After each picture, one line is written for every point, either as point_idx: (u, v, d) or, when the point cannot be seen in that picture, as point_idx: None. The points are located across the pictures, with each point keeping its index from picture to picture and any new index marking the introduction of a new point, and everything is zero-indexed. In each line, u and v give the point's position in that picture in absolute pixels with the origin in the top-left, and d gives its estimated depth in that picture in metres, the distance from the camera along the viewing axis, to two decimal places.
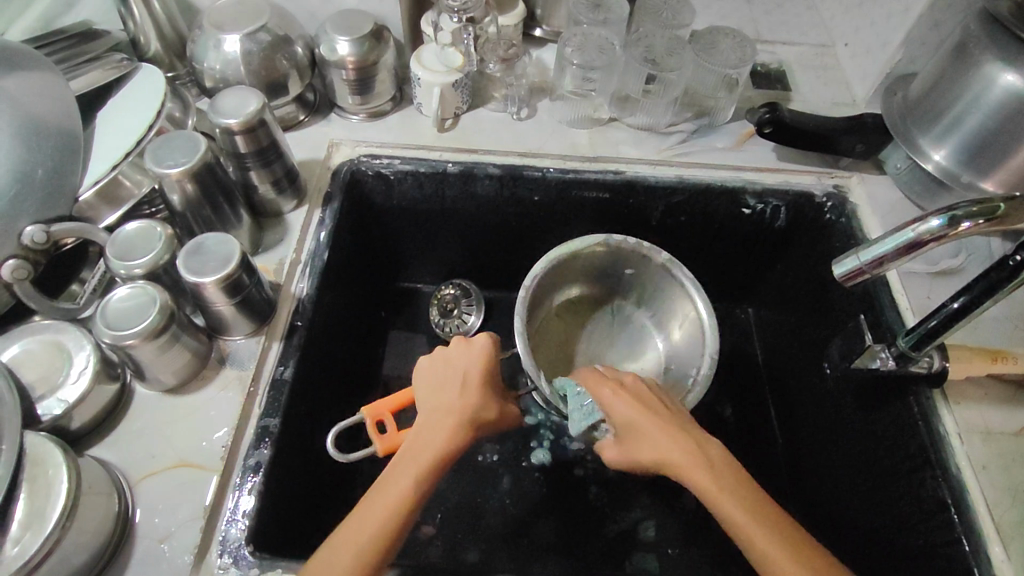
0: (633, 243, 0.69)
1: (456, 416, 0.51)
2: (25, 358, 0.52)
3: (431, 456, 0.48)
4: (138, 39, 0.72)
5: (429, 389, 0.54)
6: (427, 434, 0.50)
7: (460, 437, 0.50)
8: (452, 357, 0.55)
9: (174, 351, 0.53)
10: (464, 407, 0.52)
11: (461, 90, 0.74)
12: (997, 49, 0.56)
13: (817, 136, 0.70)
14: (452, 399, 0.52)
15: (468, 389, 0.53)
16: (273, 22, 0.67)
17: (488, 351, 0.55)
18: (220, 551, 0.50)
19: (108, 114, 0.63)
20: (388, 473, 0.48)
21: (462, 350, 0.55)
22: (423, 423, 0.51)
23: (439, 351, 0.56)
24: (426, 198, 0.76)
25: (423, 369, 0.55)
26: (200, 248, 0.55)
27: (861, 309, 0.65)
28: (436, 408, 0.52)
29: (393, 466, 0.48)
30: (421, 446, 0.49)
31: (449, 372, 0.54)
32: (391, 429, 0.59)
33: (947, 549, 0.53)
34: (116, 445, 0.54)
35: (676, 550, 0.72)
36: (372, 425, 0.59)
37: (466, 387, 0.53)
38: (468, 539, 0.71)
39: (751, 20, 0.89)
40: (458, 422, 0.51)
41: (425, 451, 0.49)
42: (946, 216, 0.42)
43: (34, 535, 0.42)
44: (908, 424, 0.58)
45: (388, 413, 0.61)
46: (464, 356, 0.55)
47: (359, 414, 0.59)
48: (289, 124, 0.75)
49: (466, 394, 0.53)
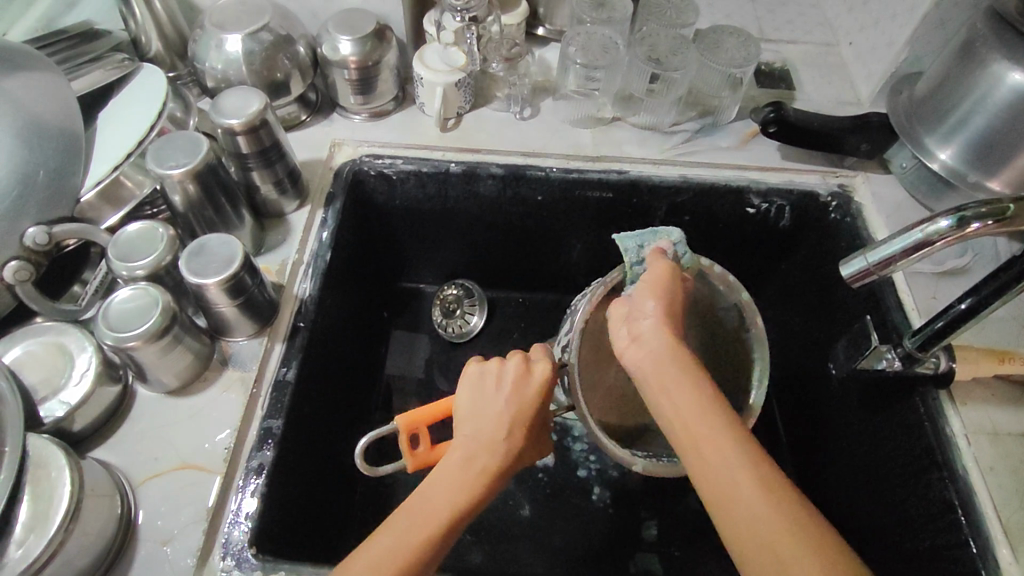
0: (721, 272, 0.60)
1: (492, 458, 0.47)
2: (27, 359, 0.52)
3: (459, 502, 0.44)
4: (140, 39, 0.72)
5: (472, 411, 0.49)
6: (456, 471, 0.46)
7: (493, 482, 0.46)
8: (502, 382, 0.49)
9: (177, 352, 0.53)
10: (505, 446, 0.47)
11: (464, 90, 0.74)
12: (1003, 47, 0.56)
13: (821, 135, 0.70)
14: (492, 436, 0.47)
15: (513, 430, 0.48)
16: (275, 22, 0.67)
17: (545, 383, 0.50)
18: (222, 553, 0.50)
19: (110, 114, 0.62)
20: (407, 508, 0.44)
21: (517, 377, 0.49)
22: (454, 457, 0.47)
23: (491, 371, 0.50)
24: (428, 198, 0.75)
25: (467, 387, 0.50)
26: (202, 248, 0.55)
27: (866, 309, 0.65)
28: (474, 438, 0.47)
29: (416, 501, 0.45)
30: (443, 489, 0.45)
31: (495, 394, 0.49)
32: (424, 445, 0.55)
33: (953, 551, 0.52)
34: (118, 447, 0.54)
35: (680, 551, 0.71)
36: (406, 437, 0.55)
37: (511, 424, 0.48)
38: (471, 540, 0.71)
39: (754, 19, 0.88)
40: (497, 465, 0.47)
41: (455, 492, 0.45)
42: (956, 216, 0.42)
43: (37, 538, 0.42)
44: (915, 425, 0.57)
45: (424, 425, 0.56)
46: (516, 383, 0.49)
47: (392, 424, 0.54)
48: (291, 123, 0.75)
49: (511, 434, 0.47)
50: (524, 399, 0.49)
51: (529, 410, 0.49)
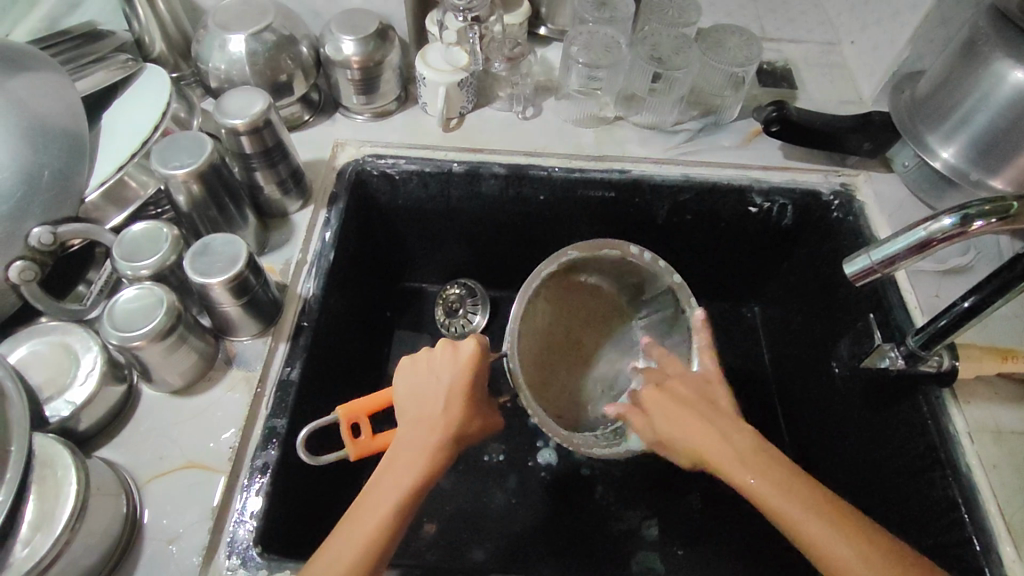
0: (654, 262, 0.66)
1: (435, 432, 0.50)
2: (32, 359, 0.52)
3: (412, 477, 0.47)
4: (143, 40, 0.72)
5: (407, 395, 0.52)
6: (406, 452, 0.49)
7: (442, 453, 0.49)
8: (434, 365, 0.53)
9: (181, 352, 0.53)
10: (445, 421, 0.51)
11: (467, 89, 0.74)
12: (1006, 46, 0.56)
13: (824, 134, 0.70)
14: (433, 412, 0.51)
15: (452, 406, 0.51)
16: (279, 22, 0.67)
17: (474, 361, 0.53)
18: (228, 552, 0.50)
19: (114, 115, 0.63)
20: (368, 492, 0.47)
21: (447, 359, 0.53)
22: (403, 437, 0.50)
23: (422, 357, 0.54)
24: (430, 197, 0.76)
25: (402, 374, 0.54)
26: (207, 248, 0.55)
27: (869, 308, 0.65)
28: (417, 419, 0.51)
29: (375, 483, 0.48)
30: (399, 470, 0.48)
31: (433, 378, 0.53)
32: (367, 433, 0.54)
33: (957, 550, 0.52)
34: (124, 446, 0.54)
35: (683, 550, 0.71)
36: (347, 427, 0.54)
37: (447, 402, 0.51)
38: (475, 539, 0.71)
39: (757, 18, 0.88)
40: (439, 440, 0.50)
41: (409, 468, 0.48)
42: (958, 215, 0.42)
43: (44, 536, 0.42)
44: (918, 424, 0.58)
45: (364, 415, 0.55)
46: (447, 364, 0.53)
47: (332, 414, 0.53)
48: (294, 123, 0.75)
49: (448, 411, 0.51)
50: (456, 378, 0.53)
51: (461, 388, 0.52)
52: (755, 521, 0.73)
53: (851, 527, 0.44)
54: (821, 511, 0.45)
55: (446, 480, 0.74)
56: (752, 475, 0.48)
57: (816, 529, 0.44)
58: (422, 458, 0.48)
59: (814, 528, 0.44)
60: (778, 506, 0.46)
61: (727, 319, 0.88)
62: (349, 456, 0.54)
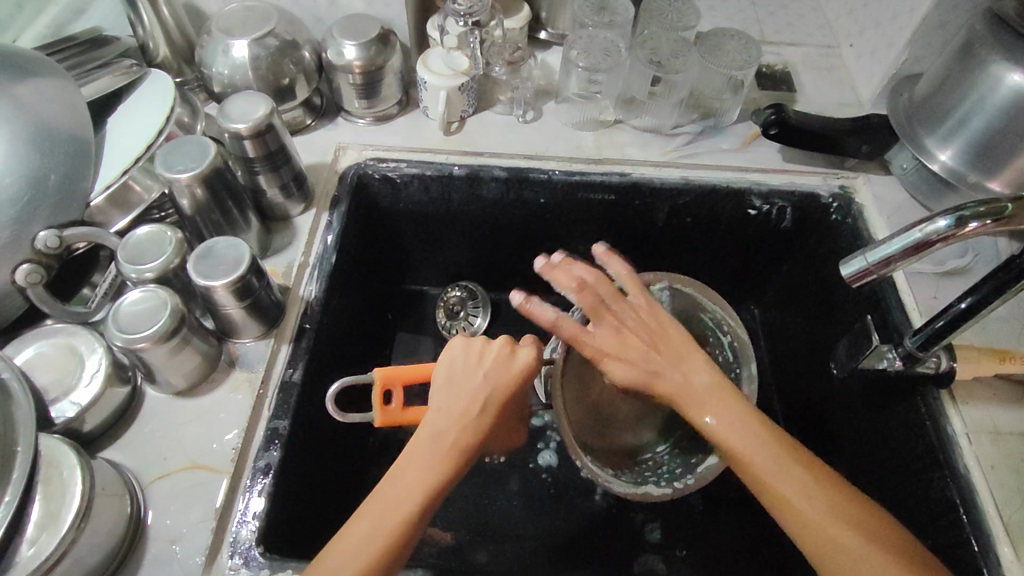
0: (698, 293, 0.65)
1: (463, 435, 0.49)
2: (38, 361, 0.53)
3: (434, 480, 0.47)
4: (147, 45, 0.73)
5: (444, 387, 0.51)
6: (430, 451, 0.48)
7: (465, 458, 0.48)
8: (483, 360, 0.52)
9: (185, 353, 0.54)
10: (476, 424, 0.49)
11: (467, 93, 0.75)
12: (1003, 49, 0.56)
13: (822, 137, 0.70)
14: (467, 412, 0.49)
15: (488, 408, 0.50)
16: (281, 27, 0.68)
17: (528, 370, 0.52)
18: (231, 552, 0.50)
19: (119, 120, 0.63)
20: (386, 489, 0.47)
21: (500, 360, 0.52)
22: (429, 433, 0.49)
23: (475, 350, 0.52)
24: (432, 200, 0.76)
25: (445, 361, 0.52)
26: (210, 251, 0.55)
27: (868, 310, 0.65)
28: (446, 417, 0.49)
29: (393, 480, 0.47)
30: (422, 470, 0.47)
31: (474, 375, 0.51)
32: (396, 403, 0.56)
33: (956, 550, 0.53)
34: (128, 447, 0.54)
35: (684, 552, 0.72)
36: (379, 392, 0.57)
37: (485, 404, 0.50)
38: (476, 541, 0.71)
39: (755, 22, 0.89)
40: (468, 443, 0.49)
41: (429, 474, 0.47)
42: (954, 216, 0.42)
43: (50, 535, 0.43)
44: (916, 424, 0.58)
45: (398, 383, 0.57)
46: (498, 365, 0.52)
47: (368, 376, 0.56)
48: (296, 127, 0.76)
49: (482, 412, 0.50)
50: (501, 380, 0.51)
51: (504, 392, 0.51)
52: (755, 523, 0.73)
53: (799, 465, 0.48)
54: (768, 449, 0.48)
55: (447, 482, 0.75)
56: (709, 415, 0.50)
57: (763, 466, 0.47)
58: (445, 463, 0.47)
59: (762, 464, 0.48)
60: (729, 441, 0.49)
61: None
62: (375, 422, 0.56)
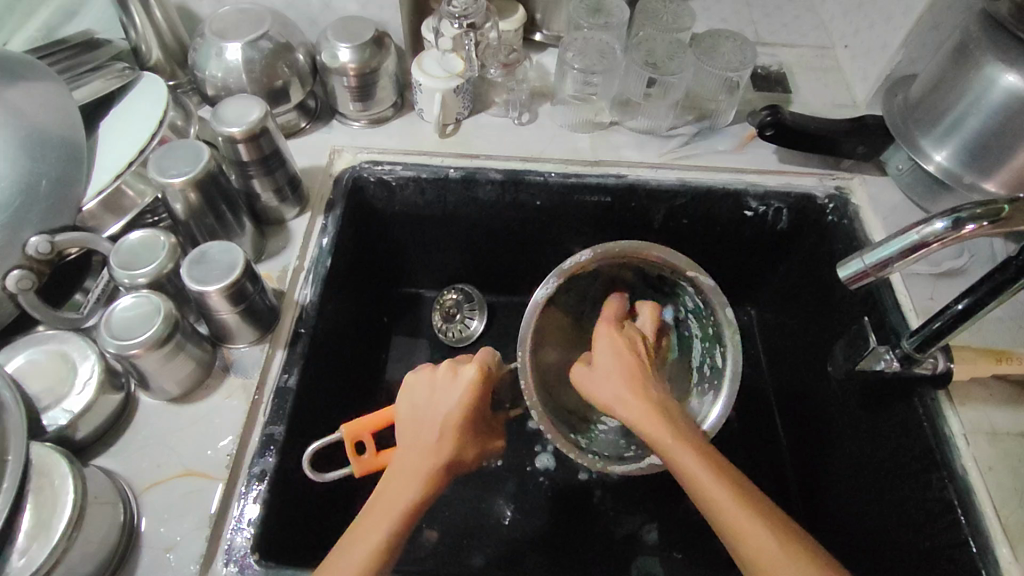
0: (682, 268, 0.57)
1: (430, 459, 0.49)
2: (29, 368, 0.52)
3: (405, 504, 0.46)
4: (140, 48, 0.72)
5: (408, 414, 0.52)
6: (399, 479, 0.48)
7: (434, 482, 0.48)
8: (436, 384, 0.53)
9: (178, 360, 0.54)
10: (445, 444, 0.50)
11: (463, 95, 0.74)
12: (998, 51, 0.56)
13: (818, 139, 0.70)
14: (424, 439, 0.50)
15: (450, 430, 0.50)
16: (275, 30, 0.67)
17: (476, 386, 0.52)
18: (225, 559, 0.50)
19: (112, 125, 0.63)
20: (360, 522, 0.46)
21: (449, 383, 0.53)
22: (395, 466, 0.49)
23: (426, 376, 0.53)
24: (427, 204, 0.76)
25: (405, 395, 0.53)
26: (204, 256, 0.55)
27: (864, 311, 0.65)
28: (411, 445, 0.50)
29: (365, 513, 0.47)
30: (392, 498, 0.47)
31: (437, 403, 0.52)
32: (370, 451, 0.55)
33: (954, 551, 0.53)
34: (121, 454, 0.54)
35: (681, 554, 0.71)
36: (351, 445, 0.55)
37: (441, 429, 0.50)
38: (472, 545, 0.71)
39: (751, 23, 0.89)
40: (436, 466, 0.49)
41: (400, 499, 0.46)
42: (951, 218, 0.42)
43: (41, 545, 0.42)
44: (913, 425, 0.58)
45: (368, 432, 0.56)
46: (448, 387, 0.52)
47: (336, 432, 0.55)
48: (290, 130, 0.75)
49: (446, 433, 0.50)
50: (456, 402, 0.51)
51: (460, 413, 0.51)
52: None
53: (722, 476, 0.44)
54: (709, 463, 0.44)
55: (443, 486, 0.74)
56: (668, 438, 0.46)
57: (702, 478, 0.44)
58: (413, 486, 0.47)
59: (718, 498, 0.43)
60: (686, 470, 0.45)
61: None
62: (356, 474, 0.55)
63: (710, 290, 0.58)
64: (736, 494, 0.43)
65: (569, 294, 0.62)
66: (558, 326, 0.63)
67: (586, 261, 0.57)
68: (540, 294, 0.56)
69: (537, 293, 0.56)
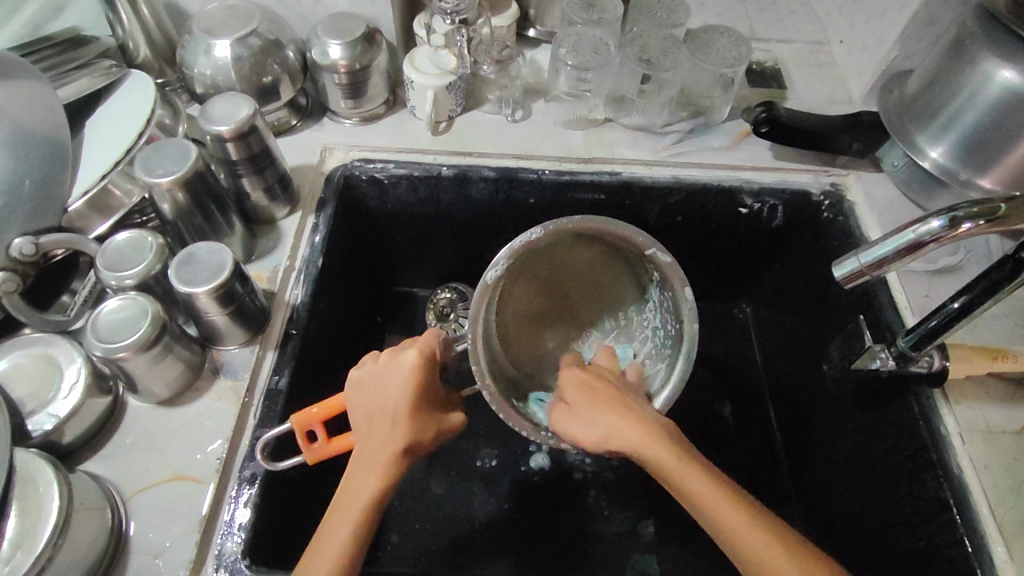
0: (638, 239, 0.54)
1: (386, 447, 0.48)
2: (15, 372, 0.51)
3: (366, 493, 0.46)
4: (127, 45, 0.71)
5: (359, 402, 0.51)
6: (359, 473, 0.47)
7: (395, 466, 0.48)
8: (380, 370, 0.51)
9: (167, 362, 0.53)
10: (399, 428, 0.49)
11: (455, 92, 0.73)
12: (994, 46, 0.56)
13: (814, 135, 0.70)
14: (380, 429, 0.49)
15: (399, 417, 0.49)
16: (265, 26, 0.66)
17: (418, 368, 0.50)
18: (216, 565, 0.49)
19: (98, 124, 0.62)
20: (328, 519, 0.46)
21: (391, 368, 0.51)
22: (357, 455, 0.49)
23: (372, 362, 0.52)
24: (420, 201, 0.75)
25: (354, 384, 0.51)
26: (192, 257, 0.54)
27: (861, 309, 0.64)
28: (369, 434, 0.49)
29: (332, 511, 0.46)
30: (354, 491, 0.46)
31: (385, 389, 0.50)
32: (321, 438, 0.52)
33: (949, 551, 0.52)
34: (109, 459, 0.53)
35: (676, 552, 0.71)
36: (302, 435, 0.52)
37: (394, 415, 0.49)
38: (466, 545, 0.70)
39: (745, 19, 0.88)
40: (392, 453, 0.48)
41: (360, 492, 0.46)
42: (947, 217, 0.41)
43: (25, 553, 0.41)
44: (909, 424, 0.57)
45: (317, 420, 0.53)
46: (391, 372, 0.50)
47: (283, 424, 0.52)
48: (281, 128, 0.74)
49: (397, 420, 0.49)
50: (401, 387, 0.50)
51: (407, 398, 0.49)
52: None
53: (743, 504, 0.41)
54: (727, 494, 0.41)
55: (438, 486, 0.74)
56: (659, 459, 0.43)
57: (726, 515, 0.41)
58: (374, 477, 0.47)
59: (728, 517, 0.41)
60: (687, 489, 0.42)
61: (717, 320, 0.88)
62: (309, 461, 0.53)
63: (668, 267, 0.54)
64: (745, 515, 0.41)
65: (533, 260, 0.61)
66: (527, 279, 0.62)
67: (537, 238, 0.54)
68: (489, 274, 0.53)
69: (487, 274, 0.52)
